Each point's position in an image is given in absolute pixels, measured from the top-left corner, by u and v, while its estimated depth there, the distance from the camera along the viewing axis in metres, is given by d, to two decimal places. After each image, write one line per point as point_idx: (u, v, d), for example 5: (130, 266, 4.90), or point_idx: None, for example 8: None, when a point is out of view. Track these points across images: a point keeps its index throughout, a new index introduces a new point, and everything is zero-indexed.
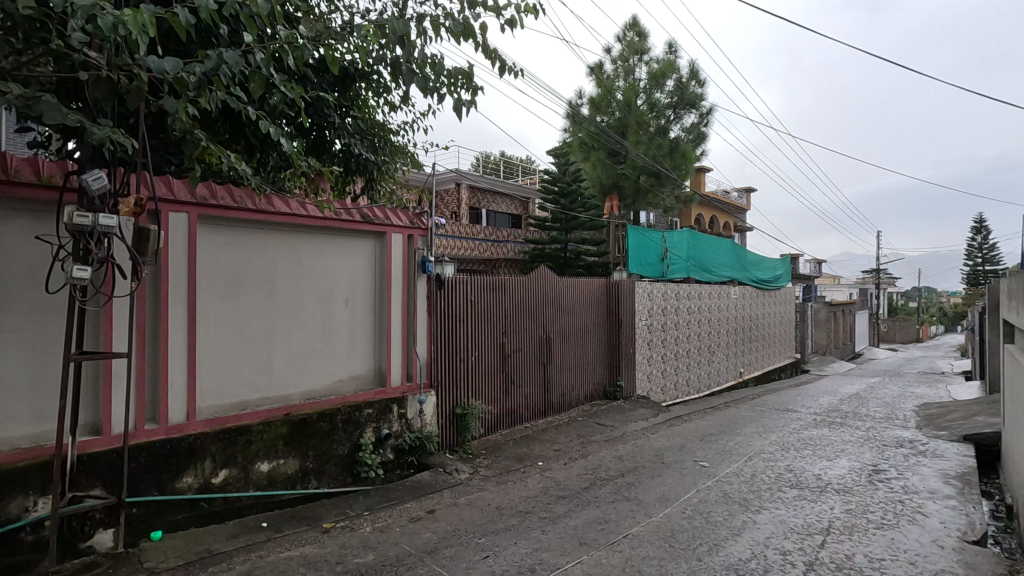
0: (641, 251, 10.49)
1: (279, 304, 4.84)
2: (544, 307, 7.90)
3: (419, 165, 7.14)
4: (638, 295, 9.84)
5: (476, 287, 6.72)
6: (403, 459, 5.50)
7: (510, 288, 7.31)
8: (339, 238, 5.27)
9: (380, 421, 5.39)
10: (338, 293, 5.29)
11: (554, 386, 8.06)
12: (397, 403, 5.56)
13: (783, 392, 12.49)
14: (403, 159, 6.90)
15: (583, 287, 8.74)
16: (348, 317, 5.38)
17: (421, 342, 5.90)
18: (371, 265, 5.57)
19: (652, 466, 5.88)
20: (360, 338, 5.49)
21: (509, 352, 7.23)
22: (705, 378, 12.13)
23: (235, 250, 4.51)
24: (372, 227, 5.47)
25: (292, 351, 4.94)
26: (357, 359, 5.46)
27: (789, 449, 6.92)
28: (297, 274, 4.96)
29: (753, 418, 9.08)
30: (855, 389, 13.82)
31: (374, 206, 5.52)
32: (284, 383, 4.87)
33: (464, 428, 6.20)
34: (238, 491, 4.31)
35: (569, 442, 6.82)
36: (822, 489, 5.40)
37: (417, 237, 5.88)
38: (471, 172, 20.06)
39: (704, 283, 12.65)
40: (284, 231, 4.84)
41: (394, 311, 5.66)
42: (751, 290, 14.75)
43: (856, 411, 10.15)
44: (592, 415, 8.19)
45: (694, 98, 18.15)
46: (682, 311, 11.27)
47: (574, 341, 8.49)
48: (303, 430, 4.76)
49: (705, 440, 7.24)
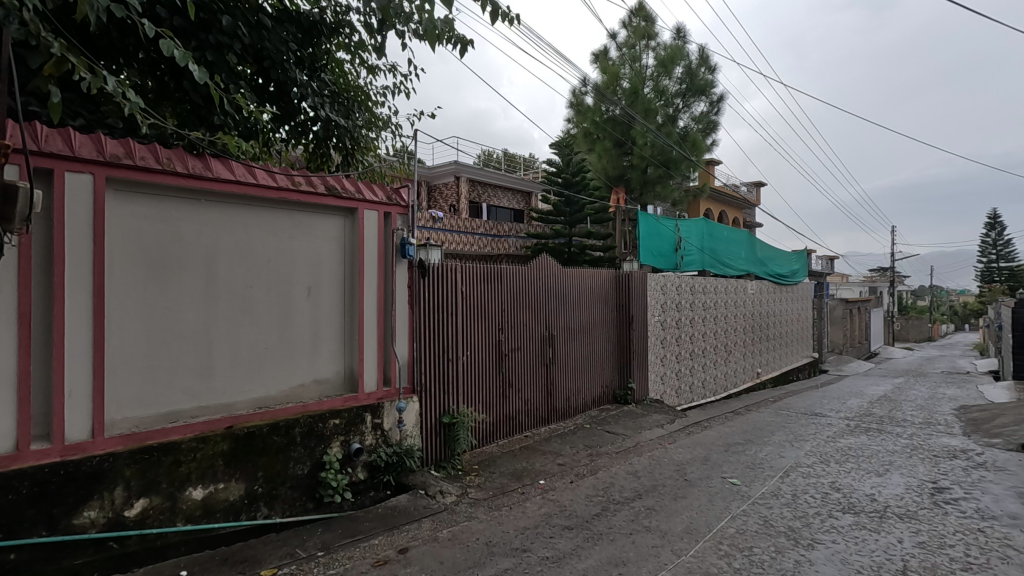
0: (653, 240, 9.58)
1: (222, 293, 3.97)
2: (546, 301, 7.01)
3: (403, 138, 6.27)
4: (650, 289, 8.94)
5: (467, 276, 5.83)
6: (378, 478, 4.61)
7: (508, 278, 6.43)
8: (299, 215, 4.41)
9: (351, 434, 4.51)
10: (299, 281, 4.43)
11: (558, 390, 7.17)
12: (372, 411, 4.68)
13: (807, 394, 11.54)
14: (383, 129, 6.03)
15: (589, 278, 7.85)
16: (312, 309, 4.51)
17: (402, 340, 5.03)
18: (340, 247, 4.70)
19: (674, 485, 4.98)
20: (327, 335, 4.61)
21: (507, 351, 6.34)
22: (722, 379, 11.21)
23: (161, 224, 3.66)
24: (340, 202, 4.60)
25: (240, 350, 4.07)
26: (324, 360, 4.58)
27: (829, 463, 6.00)
28: (245, 256, 4.09)
29: (779, 423, 8.17)
30: (882, 391, 12.84)
31: (342, 178, 4.66)
32: (229, 390, 4.00)
33: (453, 440, 5.29)
34: (161, 526, 3.44)
35: (576, 455, 5.91)
36: (881, 515, 4.49)
37: (396, 216, 5.01)
38: (470, 164, 19.22)
39: (720, 277, 11.73)
40: (227, 203, 3.99)
41: (368, 303, 4.78)
42: (767, 286, 13.81)
43: (892, 416, 9.19)
44: (601, 421, 7.30)
45: (704, 85, 17.21)
46: (698, 306, 10.37)
47: (581, 340, 7.60)
48: (250, 447, 3.88)
49: (732, 451, 6.33)
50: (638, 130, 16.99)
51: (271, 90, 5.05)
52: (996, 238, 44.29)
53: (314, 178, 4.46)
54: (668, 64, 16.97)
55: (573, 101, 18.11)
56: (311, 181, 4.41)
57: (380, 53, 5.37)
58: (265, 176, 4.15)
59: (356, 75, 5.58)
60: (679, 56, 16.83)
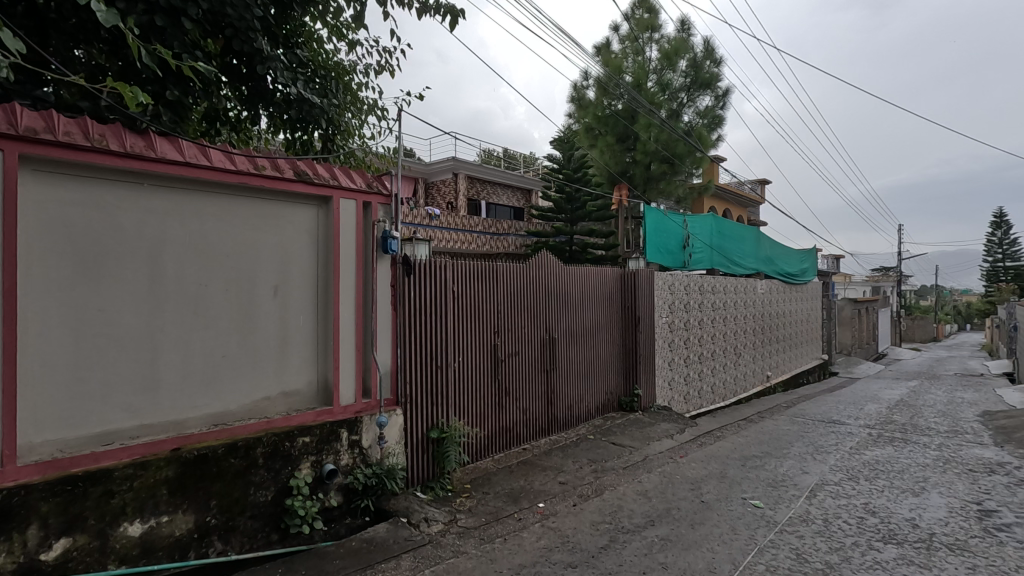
0: (660, 236, 8.99)
1: (170, 293, 3.42)
2: (547, 302, 6.47)
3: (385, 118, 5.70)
4: (657, 288, 8.37)
5: (460, 274, 5.29)
6: (355, 503, 4.07)
7: (505, 277, 5.90)
8: (263, 203, 3.86)
9: (324, 454, 3.97)
10: (264, 279, 3.88)
11: (559, 398, 6.62)
12: (348, 426, 4.14)
13: (820, 399, 10.98)
14: (362, 108, 5.47)
15: (593, 276, 7.29)
16: (280, 311, 3.96)
17: (383, 346, 4.48)
18: (313, 241, 4.16)
19: (690, 509, 4.42)
20: (297, 341, 4.07)
21: (503, 357, 5.80)
22: (732, 383, 10.65)
23: (93, 212, 3.12)
24: (312, 189, 4.06)
25: (193, 358, 3.52)
26: (293, 369, 4.03)
27: (858, 481, 5.44)
28: (199, 251, 3.54)
29: (797, 433, 7.61)
30: (898, 395, 12.26)
31: (314, 162, 4.12)
32: (179, 404, 3.44)
33: (442, 457, 4.73)
34: (88, 571, 2.90)
35: (579, 471, 5.36)
36: (928, 546, 3.93)
37: (377, 206, 4.47)
38: (468, 161, 18.66)
39: (729, 275, 11.16)
40: (176, 188, 3.45)
41: (345, 304, 4.24)
42: (777, 286, 13.24)
43: (915, 424, 8.62)
44: (605, 431, 6.75)
45: (709, 79, 16.59)
46: (706, 307, 9.82)
47: (583, 344, 7.04)
48: (200, 472, 3.33)
49: (750, 466, 5.77)
50: (641, 126, 16.40)
51: (235, 63, 4.49)
52: (1002, 237, 43.64)
53: (281, 162, 3.92)
54: (672, 56, 16.33)
55: (574, 95, 17.52)
56: (277, 165, 3.87)
57: (360, 25, 4.81)
58: (222, 158, 3.61)
59: (332, 48, 5.01)
60: (683, 48, 16.22)
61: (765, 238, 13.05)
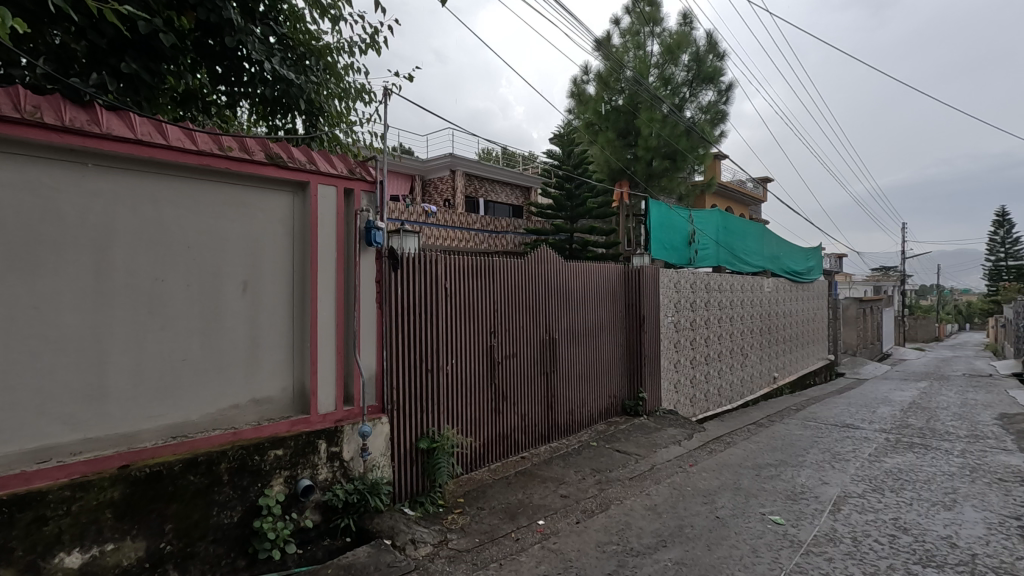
0: (665, 231, 8.58)
1: (120, 288, 3.02)
2: (547, 301, 6.08)
3: (368, 99, 5.31)
4: (663, 286, 7.97)
5: (452, 269, 4.89)
6: (334, 523, 3.66)
7: (501, 273, 5.50)
8: (230, 189, 3.46)
9: (299, 468, 3.56)
10: (232, 273, 3.48)
11: (559, 403, 6.22)
12: (327, 437, 3.73)
13: (830, 401, 10.58)
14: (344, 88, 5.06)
15: (595, 273, 6.89)
16: (250, 309, 3.56)
17: (367, 348, 4.07)
18: (288, 231, 3.75)
19: (704, 527, 4.02)
20: (270, 342, 3.66)
21: (499, 360, 5.40)
22: (739, 385, 10.25)
23: (27, 195, 2.72)
24: (286, 173, 3.66)
25: (147, 362, 3.11)
26: (265, 373, 3.63)
27: (883, 493, 5.03)
28: (154, 241, 3.14)
29: (810, 438, 7.21)
30: (910, 397, 11.86)
31: (288, 145, 3.72)
32: (129, 415, 3.04)
33: (432, 469, 4.33)
34: None
35: (582, 483, 4.96)
36: (972, 570, 3.52)
37: (359, 193, 4.06)
38: (466, 157, 18.28)
39: (735, 273, 10.76)
40: (126, 169, 3.04)
41: (323, 302, 3.83)
42: (783, 284, 12.85)
43: (933, 428, 8.22)
44: (609, 438, 6.35)
45: (713, 73, 16.13)
46: (713, 305, 9.43)
47: (585, 345, 6.64)
48: (153, 492, 2.93)
49: (765, 476, 5.37)
50: (643, 121, 15.98)
51: (203, 33, 4.09)
52: (1006, 236, 43.20)
53: (250, 142, 3.51)
54: (674, 50, 15.88)
55: (573, 90, 17.11)
56: (246, 146, 3.47)
57: None
58: (181, 136, 3.20)
59: (310, 20, 4.62)
60: (686, 41, 15.78)
61: (771, 235, 12.65)
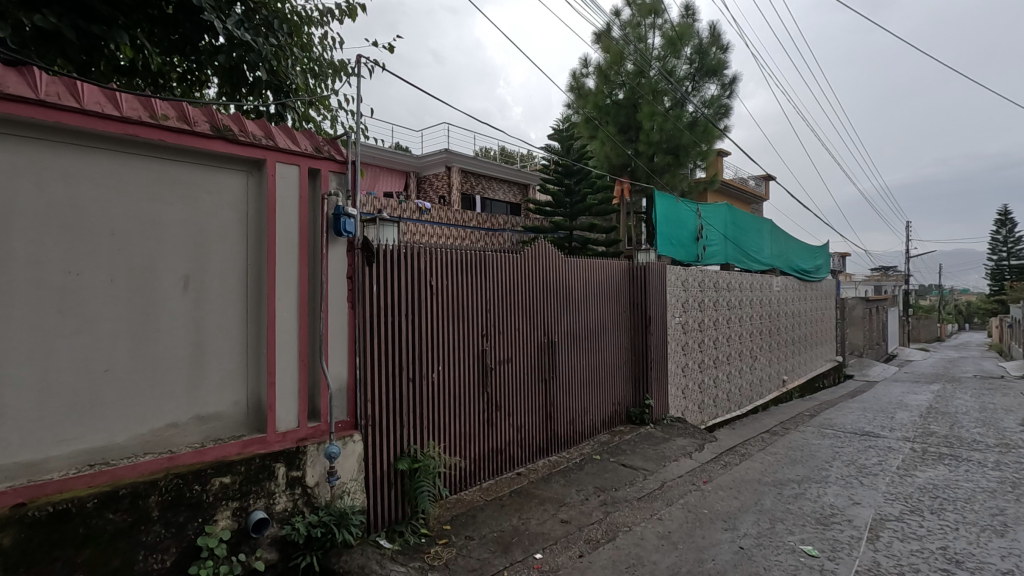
0: (672, 227, 8.02)
1: (21, 284, 2.45)
2: (545, 300, 5.53)
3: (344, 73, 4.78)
4: (670, 284, 7.42)
5: (439, 264, 4.33)
6: (294, 562, 3.10)
7: (494, 268, 4.95)
8: (166, 166, 2.90)
9: (251, 498, 3.00)
10: (171, 265, 2.91)
11: (559, 412, 5.66)
12: (286, 460, 3.17)
13: (844, 406, 10.04)
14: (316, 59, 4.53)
15: (597, 270, 6.34)
16: (193, 309, 2.99)
17: (337, 354, 3.51)
18: (241, 218, 3.19)
19: (728, 562, 3.47)
20: (219, 348, 3.10)
21: (491, 366, 4.85)
22: (748, 389, 9.69)
23: None
24: (237, 149, 3.09)
25: (57, 374, 2.54)
26: (212, 384, 3.07)
27: (923, 515, 4.47)
28: (66, 226, 2.57)
29: (831, 448, 6.66)
30: (926, 401, 11.32)
31: (241, 116, 3.15)
32: (34, 440, 2.48)
33: (413, 494, 3.76)
34: None
35: (584, 506, 4.42)
36: None
37: (327, 175, 3.50)
38: (462, 152, 17.74)
39: (744, 271, 10.23)
40: (28, 138, 2.47)
41: (283, 300, 3.27)
42: (792, 283, 12.31)
43: (959, 436, 7.67)
44: (613, 450, 5.80)
45: (717, 65, 15.40)
46: (721, 305, 8.89)
47: (587, 348, 6.10)
48: (58, 536, 2.37)
49: (789, 495, 4.81)
50: (645, 115, 15.41)
51: None
52: (1009, 235, 42.65)
53: (190, 110, 2.94)
54: (677, 42, 15.28)
55: (573, 84, 16.57)
56: (186, 115, 2.90)
57: None
58: (101, 100, 2.63)
59: None
60: (689, 32, 15.17)
61: (780, 232, 12.08)
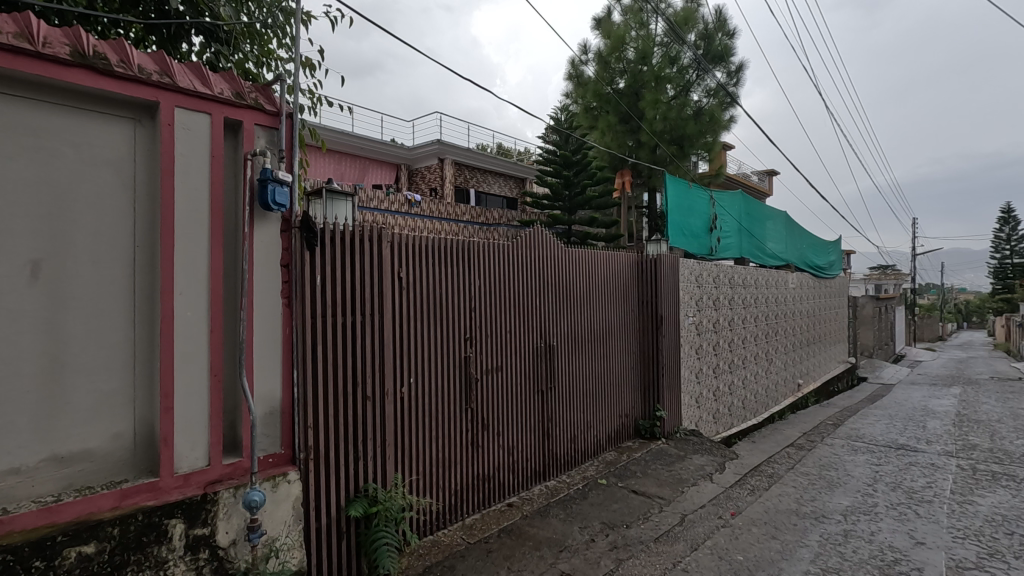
0: (684, 216, 7.16)
1: None
2: (542, 297, 4.69)
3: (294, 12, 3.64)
4: (682, 278, 6.58)
5: (412, 252, 3.48)
6: None
7: (482, 258, 4.11)
8: (4, 104, 2.03)
9: (129, 571, 2.18)
10: (11, 244, 2.05)
11: (557, 429, 4.83)
12: (185, 514, 2.33)
13: (868, 414, 9.21)
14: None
15: (602, 263, 5.49)
16: (47, 307, 2.13)
17: (266, 366, 2.66)
18: (124, 183, 2.33)
19: None
20: (90, 361, 2.24)
21: (477, 376, 4.00)
22: (764, 395, 8.87)
23: None
24: (114, 85, 2.23)
25: None
26: (78, 411, 2.20)
27: (1007, 561, 3.64)
28: None
29: (868, 467, 5.83)
30: (953, 407, 10.49)
31: (124, 41, 2.28)
32: None
33: (370, 545, 2.91)
34: None
35: (590, 551, 3.58)
36: None
37: (251, 130, 2.64)
38: (456, 145, 16.92)
39: (760, 266, 9.44)
40: None
41: (185, 295, 2.41)
42: (807, 280, 11.51)
43: (1006, 451, 6.82)
44: (621, 472, 4.96)
45: (723, 52, 14.43)
46: (737, 303, 8.09)
47: (591, 353, 5.27)
48: None
49: (837, 533, 3.97)
50: (647, 104, 14.24)
51: None
52: (1011, 233, 41.93)
53: (42, 25, 2.07)
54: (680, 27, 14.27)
55: (572, 73, 15.88)
56: (33, 31, 2.03)
57: None
58: None
59: None
60: (694, 15, 14.27)
61: (795, 225, 11.24)
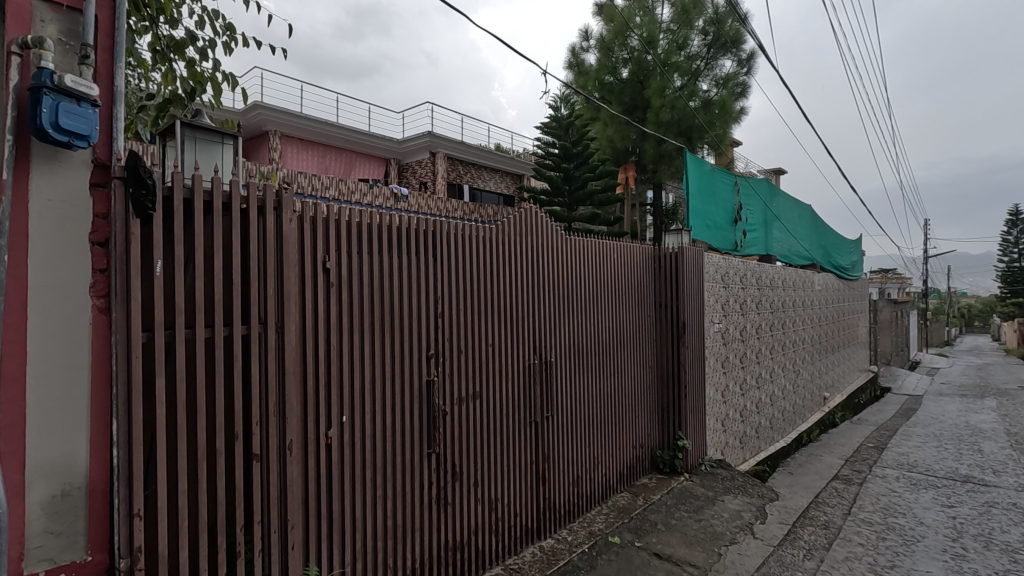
0: (707, 205, 6.08)
1: None
2: (536, 297, 3.56)
3: None
4: (706, 277, 5.45)
5: (346, 236, 2.37)
6: None
7: (455, 246, 2.99)
8: None
9: None
10: None
11: (555, 468, 3.70)
12: None
13: (910, 435, 8.07)
14: None
15: (613, 256, 4.38)
16: None
17: (55, 415, 1.54)
18: None
19: None
20: None
21: (445, 408, 2.87)
22: (792, 412, 7.77)
23: None
24: None
25: None
26: None
27: None
28: None
29: (942, 511, 4.70)
30: (999, 424, 9.35)
31: None
32: None
33: None
34: None
35: None
36: None
37: (26, 11, 1.52)
38: (446, 137, 15.72)
39: (786, 266, 8.35)
40: None
41: None
42: (832, 282, 10.40)
43: None
44: (637, 523, 3.83)
45: (735, 36, 13.25)
46: (764, 307, 6.99)
47: (598, 368, 4.15)
48: None
49: None
50: (653, 92, 13.04)
51: None
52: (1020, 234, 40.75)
53: None
54: (688, 11, 13.30)
55: (572, 61, 14.90)
56: None
57: None
58: None
59: None
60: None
61: (820, 222, 10.11)
